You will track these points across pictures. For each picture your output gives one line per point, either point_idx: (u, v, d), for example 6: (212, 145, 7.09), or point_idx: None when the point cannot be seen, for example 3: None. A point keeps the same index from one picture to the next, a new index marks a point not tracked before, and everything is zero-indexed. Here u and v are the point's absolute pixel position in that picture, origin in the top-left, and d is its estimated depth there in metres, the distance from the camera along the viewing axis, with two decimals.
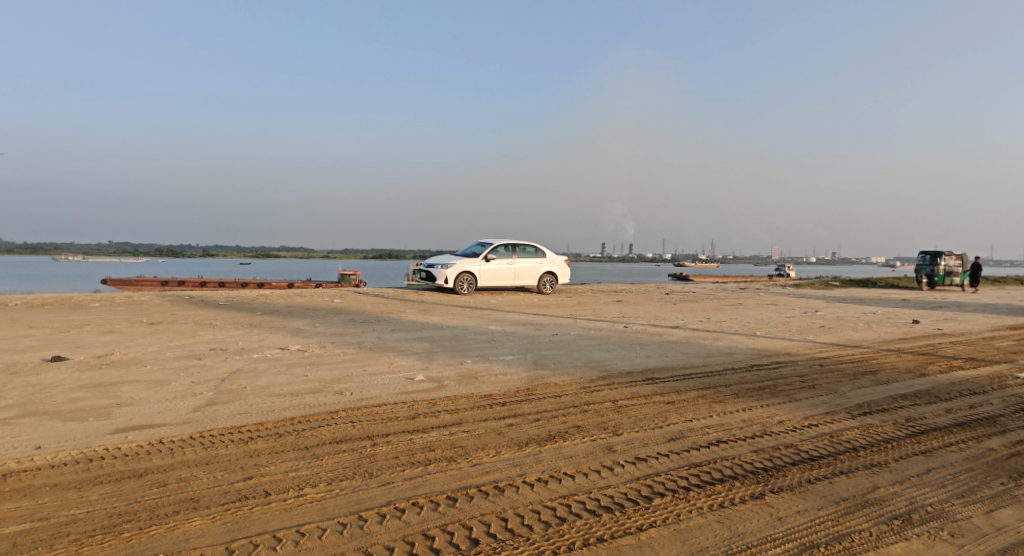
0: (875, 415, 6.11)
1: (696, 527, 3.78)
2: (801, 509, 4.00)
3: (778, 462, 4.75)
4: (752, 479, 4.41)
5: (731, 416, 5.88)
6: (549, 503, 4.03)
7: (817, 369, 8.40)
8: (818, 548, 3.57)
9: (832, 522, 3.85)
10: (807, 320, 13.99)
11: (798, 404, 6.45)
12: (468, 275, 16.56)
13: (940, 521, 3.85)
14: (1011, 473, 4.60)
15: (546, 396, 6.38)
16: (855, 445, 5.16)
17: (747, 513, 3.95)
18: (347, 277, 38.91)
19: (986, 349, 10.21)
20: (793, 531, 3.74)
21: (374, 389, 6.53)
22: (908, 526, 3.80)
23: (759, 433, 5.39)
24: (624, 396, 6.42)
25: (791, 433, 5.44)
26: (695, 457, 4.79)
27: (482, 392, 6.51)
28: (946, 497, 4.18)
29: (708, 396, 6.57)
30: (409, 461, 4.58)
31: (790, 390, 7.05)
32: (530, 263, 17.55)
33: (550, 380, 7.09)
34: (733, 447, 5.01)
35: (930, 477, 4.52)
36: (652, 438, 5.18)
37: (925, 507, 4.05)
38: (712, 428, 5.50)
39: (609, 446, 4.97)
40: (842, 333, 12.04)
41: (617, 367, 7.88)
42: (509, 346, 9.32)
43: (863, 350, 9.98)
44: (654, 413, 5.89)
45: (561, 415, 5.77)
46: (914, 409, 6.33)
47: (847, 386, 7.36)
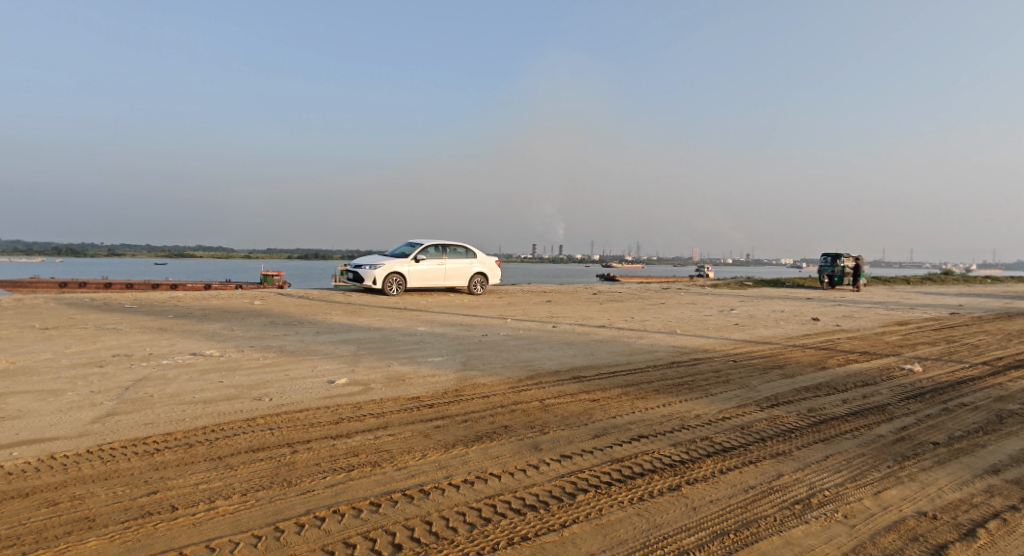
0: (781, 407, 6.50)
1: (617, 520, 3.90)
2: (714, 498, 4.20)
3: (694, 454, 4.97)
4: (669, 472, 4.59)
5: (652, 411, 6.10)
6: (475, 504, 4.04)
7: (731, 364, 8.85)
8: (728, 535, 3.76)
9: (741, 509, 4.06)
10: (722, 318, 14.73)
11: (713, 398, 6.77)
12: (397, 276, 16.33)
13: (835, 504, 4.14)
14: (897, 456, 5.02)
15: (475, 397, 6.40)
16: (764, 436, 5.47)
17: (664, 505, 4.10)
18: (269, 278, 37.41)
19: (878, 343, 11.11)
20: (705, 520, 3.92)
21: (295, 395, 6.33)
22: (807, 509, 4.08)
23: (677, 428, 5.61)
24: (551, 395, 6.52)
25: (706, 426, 5.70)
26: (617, 452, 4.93)
27: (409, 394, 6.44)
28: (841, 481, 4.51)
29: (631, 393, 6.78)
30: (331, 468, 4.47)
31: (706, 385, 7.39)
32: (460, 263, 17.50)
33: (477, 381, 7.10)
34: (653, 442, 5.20)
35: (827, 463, 4.86)
36: (577, 435, 5.29)
37: (824, 491, 4.35)
38: (634, 424, 5.68)
39: (535, 445, 5.04)
40: (754, 330, 12.75)
41: (545, 367, 8.01)
42: (437, 348, 9.26)
43: (773, 346, 10.61)
44: (580, 411, 6.02)
45: (488, 415, 5.80)
46: (816, 400, 6.79)
47: (757, 380, 7.80)
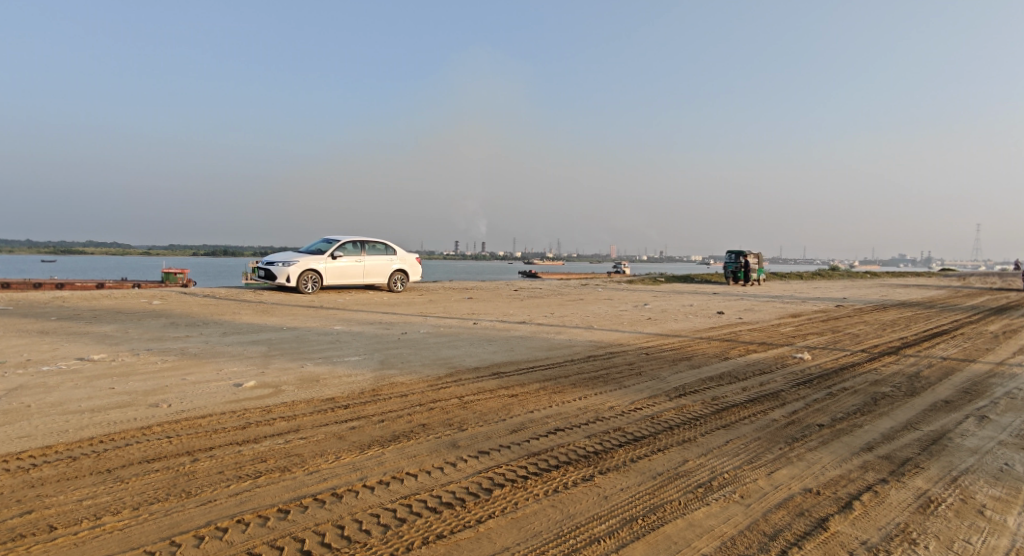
0: (688, 396, 6.83)
1: (531, 513, 3.97)
2: (624, 486, 4.36)
3: (606, 445, 5.12)
4: (583, 463, 4.72)
5: (567, 404, 6.23)
6: (390, 505, 3.98)
7: (644, 357, 9.21)
8: (637, 521, 3.91)
9: (649, 495, 4.24)
10: (636, 313, 15.29)
11: (626, 390, 7.01)
12: (312, 273, 15.77)
13: (733, 485, 4.40)
14: (788, 438, 5.41)
15: (392, 396, 6.29)
16: (671, 424, 5.73)
17: (578, 495, 4.21)
18: (171, 276, 35.09)
19: (775, 334, 11.92)
20: (616, 508, 4.06)
21: (198, 400, 5.98)
22: (708, 492, 4.31)
23: (592, 419, 5.77)
24: (470, 392, 6.53)
25: (619, 417, 5.89)
26: (534, 446, 5.01)
27: (323, 395, 6.25)
28: (739, 464, 4.80)
29: (548, 387, 6.90)
30: (236, 475, 4.26)
31: (620, 377, 7.64)
32: (380, 260, 17.12)
33: (396, 380, 7.00)
34: (568, 434, 5.32)
35: (728, 447, 5.16)
36: (495, 431, 5.32)
37: (724, 474, 4.61)
38: (551, 417, 5.79)
39: (452, 442, 5.03)
40: (666, 324, 13.32)
41: (464, 364, 8.00)
42: (354, 347, 9.03)
43: (682, 339, 11.13)
44: (498, 406, 6.06)
45: (405, 414, 5.72)
46: (719, 389, 7.18)
47: (667, 371, 8.15)
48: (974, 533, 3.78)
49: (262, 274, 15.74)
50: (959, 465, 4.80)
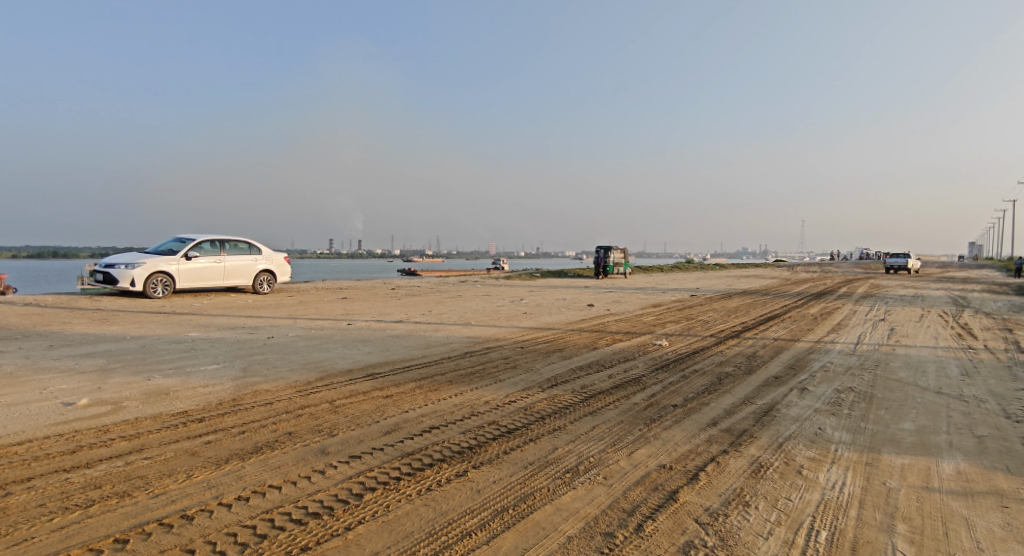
0: (559, 386, 7.08)
1: (403, 514, 3.90)
2: (497, 478, 4.42)
3: (480, 439, 5.16)
4: (457, 459, 4.72)
5: (443, 402, 6.21)
6: (249, 522, 3.73)
7: (519, 350, 9.40)
8: (508, 511, 3.98)
9: (520, 484, 4.33)
10: (512, 308, 15.59)
11: (501, 384, 7.12)
12: (162, 276, 14.37)
13: (597, 468, 4.63)
14: (647, 420, 5.78)
15: (255, 405, 5.90)
16: (542, 414, 5.91)
17: (450, 492, 4.19)
18: None
19: (638, 324, 12.72)
20: (488, 501, 4.09)
21: (15, 425, 5.22)
22: (575, 476, 4.50)
23: (467, 415, 5.79)
24: (342, 396, 6.28)
25: (493, 411, 5.96)
26: (407, 446, 4.92)
27: (173, 410, 5.72)
28: (603, 447, 5.06)
29: (424, 386, 6.83)
30: (62, 507, 3.78)
31: (495, 372, 7.74)
32: (242, 260, 15.96)
33: (259, 387, 6.57)
34: (443, 432, 5.29)
35: (594, 432, 5.41)
36: (368, 434, 5.17)
37: (589, 458, 4.84)
38: (426, 416, 5.72)
39: (322, 449, 4.81)
40: (540, 318, 13.71)
41: (336, 367, 7.69)
42: (212, 355, 8.34)
43: (555, 331, 11.51)
44: (371, 409, 5.89)
45: (270, 423, 5.39)
46: (587, 378, 7.51)
47: (541, 363, 8.40)
48: (794, 490, 4.28)
49: (100, 277, 14.09)
50: (785, 432, 5.41)
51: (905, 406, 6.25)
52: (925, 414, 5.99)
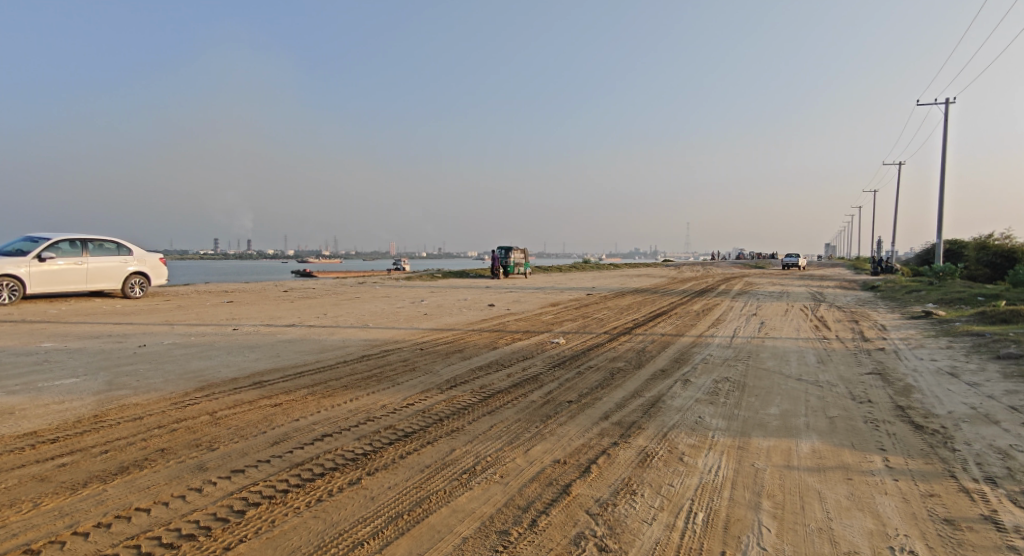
0: (458, 387, 7.07)
1: (290, 529, 3.72)
2: (392, 484, 4.32)
3: (375, 444, 5.04)
4: (350, 466, 4.57)
5: (337, 408, 6.00)
6: (110, 551, 3.42)
7: (417, 352, 9.29)
8: (403, 516, 3.91)
9: (416, 489, 4.27)
10: (412, 309, 15.39)
11: (398, 387, 6.99)
12: (9, 280, 12.83)
13: (494, 467, 4.66)
14: (544, 416, 5.90)
15: (122, 421, 5.41)
16: (441, 416, 5.87)
17: (343, 501, 4.05)
18: None
19: (537, 323, 12.97)
20: (382, 507, 4.00)
21: None
22: (472, 476, 4.51)
23: (362, 421, 5.63)
24: (224, 407, 5.90)
25: (390, 415, 5.84)
26: (296, 457, 4.70)
27: (21, 431, 5.12)
28: (501, 446, 5.10)
29: (317, 392, 6.56)
30: None
31: (393, 375, 7.59)
32: (108, 262, 14.60)
33: (127, 401, 6.03)
34: (336, 439, 5.11)
35: (491, 431, 5.45)
36: (254, 446, 4.90)
37: (487, 457, 4.87)
38: (318, 423, 5.51)
39: (200, 465, 4.50)
40: (440, 318, 13.63)
41: (219, 375, 7.22)
42: (70, 368, 7.54)
43: (454, 332, 11.49)
44: (258, 418, 5.59)
45: (140, 440, 4.97)
46: (486, 378, 7.56)
47: (440, 365, 8.35)
48: (676, 476, 4.55)
49: None
50: (669, 422, 5.72)
51: (772, 393, 6.82)
52: (788, 399, 6.57)
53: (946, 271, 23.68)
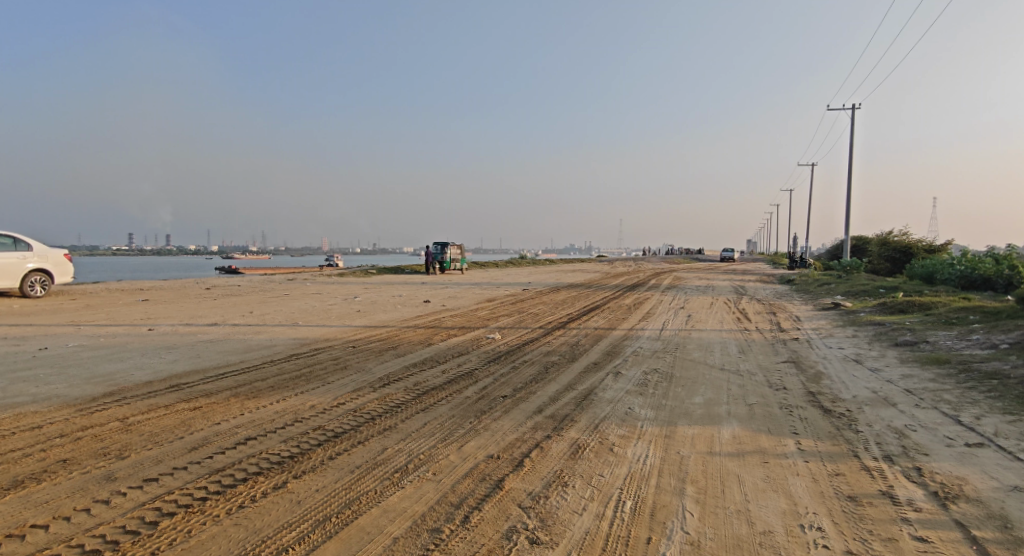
0: (391, 385, 6.97)
1: (209, 538, 3.57)
2: (319, 487, 4.21)
3: (303, 446, 4.90)
4: (276, 470, 4.42)
5: (262, 410, 5.79)
6: None
7: (349, 350, 9.09)
8: (331, 519, 3.82)
9: (346, 490, 4.18)
10: (345, 306, 15.02)
11: (329, 386, 6.82)
12: None
13: (427, 465, 4.63)
14: (478, 412, 5.90)
15: (19, 431, 5.01)
16: (373, 415, 5.77)
17: (266, 506, 3.92)
18: None
19: (472, 318, 12.94)
20: (309, 511, 3.90)
21: None
22: (404, 475, 4.46)
23: (289, 422, 5.46)
24: (137, 412, 5.57)
25: (319, 416, 5.69)
26: (216, 462, 4.51)
27: None
28: (434, 443, 5.07)
29: (241, 394, 6.30)
30: None
31: (323, 374, 7.40)
32: (5, 258, 13.49)
33: (26, 410, 5.59)
34: (261, 442, 4.93)
35: (425, 429, 5.41)
36: (170, 452, 4.66)
37: (419, 455, 4.83)
38: (241, 426, 5.29)
39: (108, 475, 4.24)
40: (374, 315, 13.37)
41: (133, 379, 6.82)
42: None
43: (388, 329, 11.31)
44: (175, 423, 5.31)
45: (40, 450, 4.63)
46: (420, 375, 7.49)
47: (372, 362, 8.20)
48: (606, 466, 4.66)
49: None
50: (601, 414, 5.86)
51: (697, 382, 7.09)
52: (712, 388, 6.86)
53: (854, 266, 25.38)
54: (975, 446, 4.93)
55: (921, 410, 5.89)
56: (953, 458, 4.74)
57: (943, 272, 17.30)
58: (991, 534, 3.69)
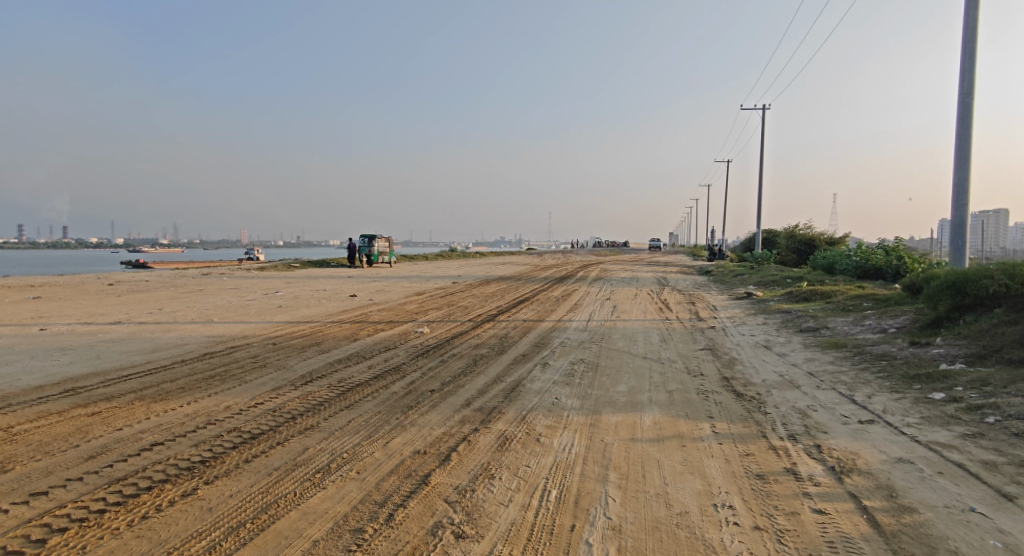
0: (314, 382, 6.75)
1: (108, 552, 3.35)
2: (234, 492, 4.03)
3: (216, 450, 4.66)
4: (185, 476, 4.19)
5: (172, 413, 5.47)
6: None
7: (269, 347, 8.74)
8: (245, 525, 3.66)
9: (262, 494, 4.02)
10: (265, 301, 14.43)
11: (246, 386, 6.53)
12: None
13: (350, 463, 4.52)
14: (405, 408, 5.81)
15: None
16: (293, 414, 5.57)
17: (174, 516, 3.71)
18: None
19: (400, 312, 12.74)
20: (222, 518, 3.72)
21: None
22: (326, 475, 4.33)
23: (201, 425, 5.18)
24: (25, 420, 5.13)
25: (235, 417, 5.44)
26: (117, 471, 4.22)
27: None
28: (359, 441, 4.95)
29: (147, 397, 5.93)
30: None
31: (240, 373, 7.08)
32: None
33: None
34: (168, 447, 4.66)
35: (349, 426, 5.27)
36: (64, 462, 4.33)
37: (343, 454, 4.70)
38: (146, 432, 4.97)
39: None
40: (296, 310, 12.91)
41: (21, 384, 6.27)
42: None
43: (311, 324, 10.95)
44: (71, 431, 4.93)
45: None
46: (345, 371, 7.30)
47: (294, 359, 7.92)
48: (533, 457, 4.71)
49: None
50: (528, 405, 5.92)
51: (621, 371, 7.30)
52: (635, 376, 7.07)
53: (765, 258, 26.89)
54: (867, 423, 5.33)
55: (821, 391, 6.31)
56: (848, 434, 5.10)
57: (842, 263, 18.58)
58: (879, 503, 4.00)
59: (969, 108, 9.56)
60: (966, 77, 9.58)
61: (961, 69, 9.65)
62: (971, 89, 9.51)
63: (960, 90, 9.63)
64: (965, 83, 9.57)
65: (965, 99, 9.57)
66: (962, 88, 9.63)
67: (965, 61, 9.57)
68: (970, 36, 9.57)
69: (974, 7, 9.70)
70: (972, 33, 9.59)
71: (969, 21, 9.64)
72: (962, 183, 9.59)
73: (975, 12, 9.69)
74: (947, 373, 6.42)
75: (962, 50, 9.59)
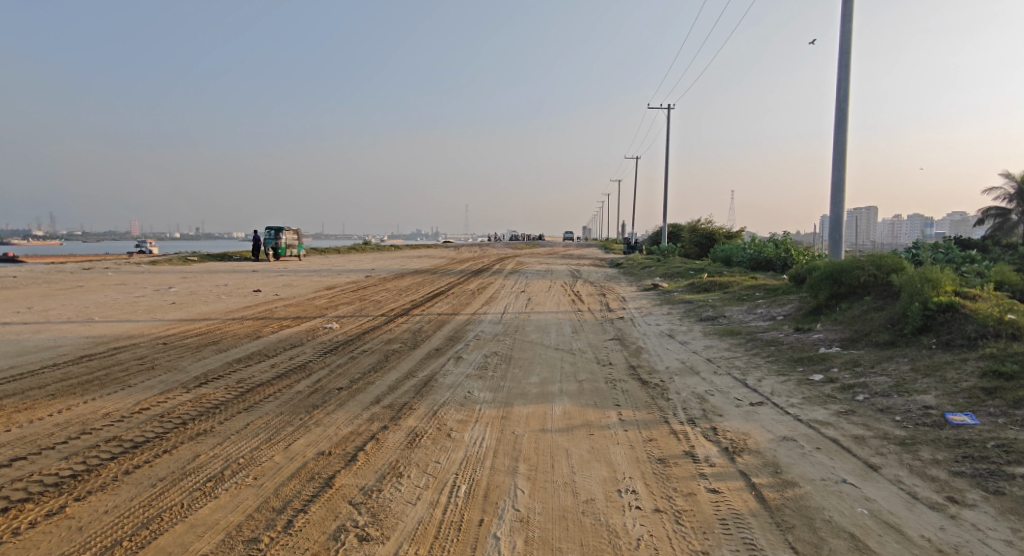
0: (209, 383, 6.32)
1: None
2: (111, 507, 3.69)
3: (91, 462, 4.25)
4: (52, 493, 3.79)
5: (40, 423, 4.94)
6: None
7: (159, 347, 8.11)
8: (122, 544, 3.36)
9: (144, 507, 3.70)
10: (157, 298, 13.40)
11: (131, 390, 6.01)
12: None
13: (246, 469, 4.25)
14: (309, 407, 5.56)
15: None
16: (185, 419, 5.19)
17: (36, 540, 3.34)
18: None
19: (308, 308, 12.23)
20: (94, 537, 3.39)
21: None
22: (218, 483, 4.05)
23: (75, 435, 4.72)
24: None
25: (115, 424, 4.99)
26: None
27: None
28: (256, 445, 4.67)
29: (10, 406, 5.32)
30: None
31: (124, 376, 6.51)
32: None
33: None
34: (33, 462, 4.20)
35: (247, 430, 4.97)
36: None
37: (239, 459, 4.42)
38: (6, 446, 4.45)
39: None
40: (192, 307, 12.07)
41: None
42: None
43: (209, 322, 10.27)
44: None
45: None
46: (244, 371, 6.89)
47: (187, 360, 7.39)
48: (442, 453, 4.63)
49: None
50: (440, 400, 5.82)
51: (533, 362, 7.36)
52: (547, 367, 7.15)
53: (670, 250, 28.10)
54: (757, 405, 5.66)
55: (718, 376, 6.64)
56: (740, 416, 5.39)
57: (738, 255, 19.68)
58: (766, 479, 4.25)
59: (845, 112, 10.35)
60: (842, 85, 10.36)
61: (838, 77, 10.43)
62: (846, 96, 10.30)
63: (837, 97, 10.41)
64: (841, 91, 10.35)
65: (842, 105, 10.36)
66: (838, 95, 10.42)
67: (841, 70, 10.35)
68: (845, 46, 10.35)
69: (848, 21, 10.50)
70: (847, 45, 10.38)
71: (844, 33, 10.42)
72: (840, 182, 10.38)
73: (849, 26, 10.49)
74: (826, 355, 6.96)
75: (838, 60, 10.36)
